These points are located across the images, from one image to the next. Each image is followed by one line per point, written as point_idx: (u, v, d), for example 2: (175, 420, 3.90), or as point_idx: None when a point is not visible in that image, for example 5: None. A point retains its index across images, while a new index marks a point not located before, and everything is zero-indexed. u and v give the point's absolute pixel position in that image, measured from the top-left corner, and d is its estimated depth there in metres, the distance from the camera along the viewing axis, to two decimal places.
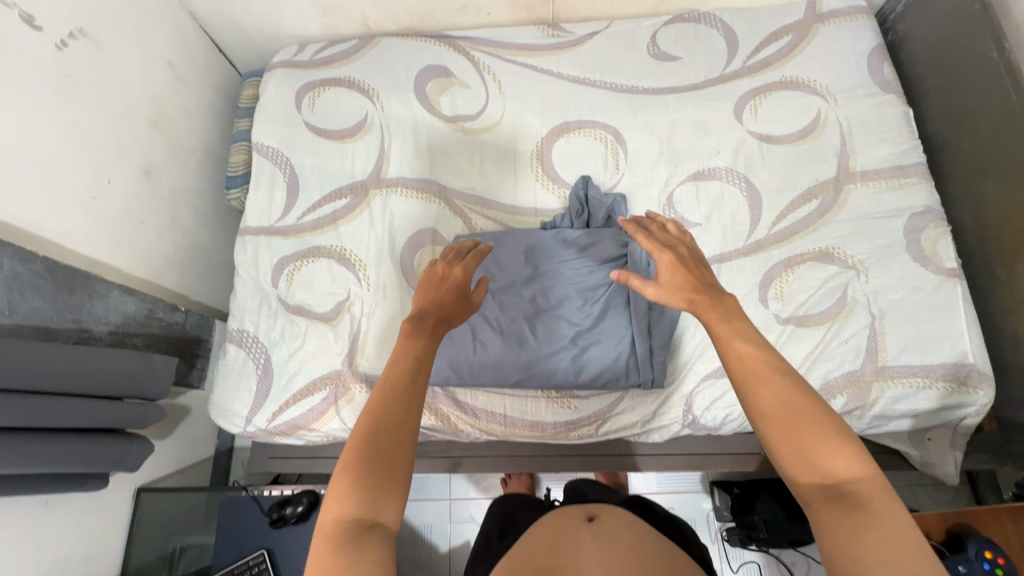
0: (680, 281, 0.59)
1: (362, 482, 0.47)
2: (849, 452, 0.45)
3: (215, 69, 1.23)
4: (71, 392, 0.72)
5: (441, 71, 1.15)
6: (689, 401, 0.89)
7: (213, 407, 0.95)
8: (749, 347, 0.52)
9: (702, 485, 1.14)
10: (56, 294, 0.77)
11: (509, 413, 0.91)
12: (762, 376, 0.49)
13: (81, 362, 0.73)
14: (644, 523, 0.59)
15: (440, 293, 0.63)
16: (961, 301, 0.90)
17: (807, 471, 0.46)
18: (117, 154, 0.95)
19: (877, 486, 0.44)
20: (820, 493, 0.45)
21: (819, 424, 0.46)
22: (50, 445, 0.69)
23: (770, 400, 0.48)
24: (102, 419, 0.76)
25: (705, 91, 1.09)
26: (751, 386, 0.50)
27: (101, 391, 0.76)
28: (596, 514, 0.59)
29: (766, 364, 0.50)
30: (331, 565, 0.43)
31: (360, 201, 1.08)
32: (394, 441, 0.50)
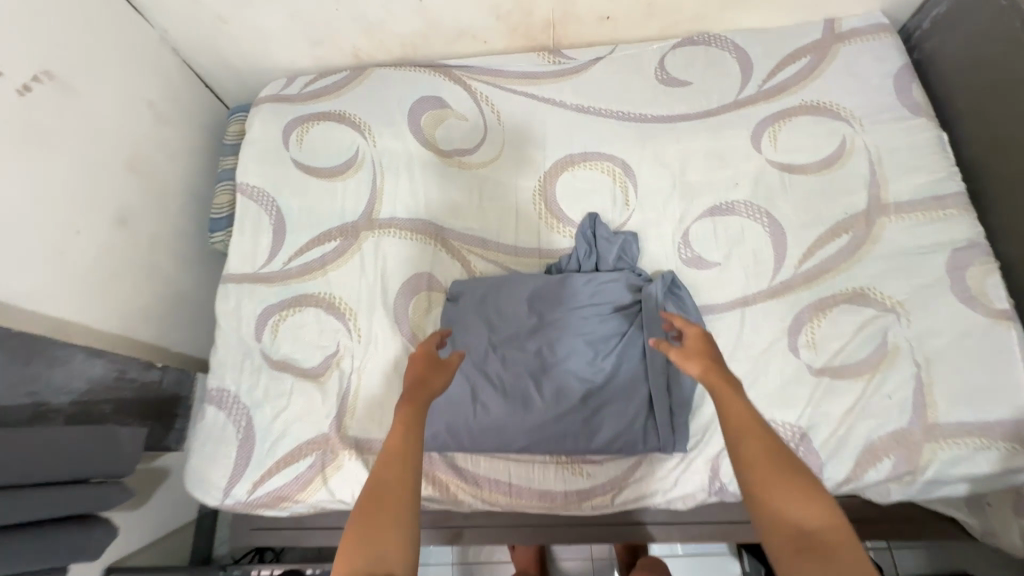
0: (699, 347, 0.65)
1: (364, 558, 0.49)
2: (823, 508, 0.49)
3: (200, 106, 1.17)
4: (24, 483, 0.65)
5: (436, 102, 1.09)
6: (716, 465, 0.79)
7: (189, 477, 0.87)
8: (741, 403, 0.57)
9: (728, 547, 1.04)
10: (9, 365, 0.70)
11: (515, 481, 0.82)
12: (749, 432, 0.55)
13: (32, 442, 0.66)
14: None
15: (429, 370, 0.67)
16: (1018, 347, 0.80)
17: (782, 524, 0.49)
18: (89, 203, 0.88)
19: (846, 537, 0.48)
20: (793, 546, 0.48)
21: (797, 482, 0.51)
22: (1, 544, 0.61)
23: (756, 455, 0.53)
24: (62, 505, 0.68)
25: (719, 118, 1.01)
26: (739, 441, 0.55)
27: (57, 475, 0.69)
28: None
29: (753, 422, 0.56)
30: None
31: (350, 244, 1.00)
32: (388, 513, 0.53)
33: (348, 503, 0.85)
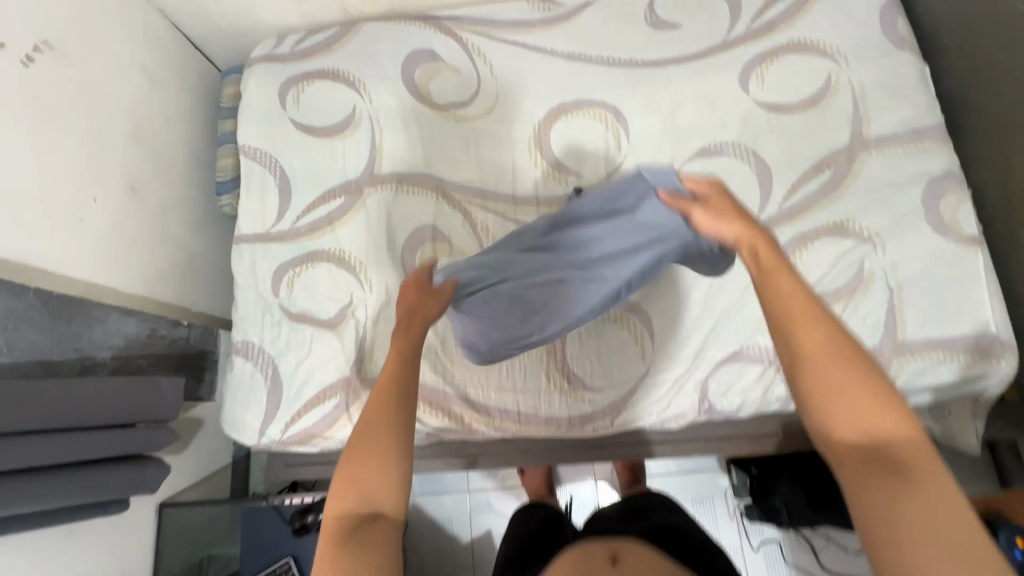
0: (727, 209, 0.58)
1: (354, 487, 0.52)
2: (896, 414, 0.44)
3: (194, 68, 1.17)
4: (71, 428, 0.70)
5: (429, 55, 1.09)
6: (705, 388, 0.88)
7: (227, 421, 0.96)
8: (786, 285, 0.50)
9: (720, 463, 1.15)
10: (54, 326, 0.77)
11: (522, 410, 0.90)
12: (808, 318, 0.48)
13: (88, 390, 0.72)
14: (665, 559, 0.62)
15: (420, 299, 0.69)
16: (984, 269, 0.86)
17: (846, 432, 0.44)
18: (99, 170, 0.91)
19: (920, 450, 0.42)
20: (860, 455, 0.43)
21: (868, 385, 0.44)
22: (63, 479, 0.69)
23: (812, 342, 0.47)
24: (115, 447, 0.75)
25: (708, 61, 1.03)
26: (794, 337, 0.48)
27: (106, 420, 0.74)
28: (620, 551, 0.62)
29: (811, 309, 0.48)
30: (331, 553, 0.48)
31: (355, 200, 1.04)
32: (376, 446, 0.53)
33: None
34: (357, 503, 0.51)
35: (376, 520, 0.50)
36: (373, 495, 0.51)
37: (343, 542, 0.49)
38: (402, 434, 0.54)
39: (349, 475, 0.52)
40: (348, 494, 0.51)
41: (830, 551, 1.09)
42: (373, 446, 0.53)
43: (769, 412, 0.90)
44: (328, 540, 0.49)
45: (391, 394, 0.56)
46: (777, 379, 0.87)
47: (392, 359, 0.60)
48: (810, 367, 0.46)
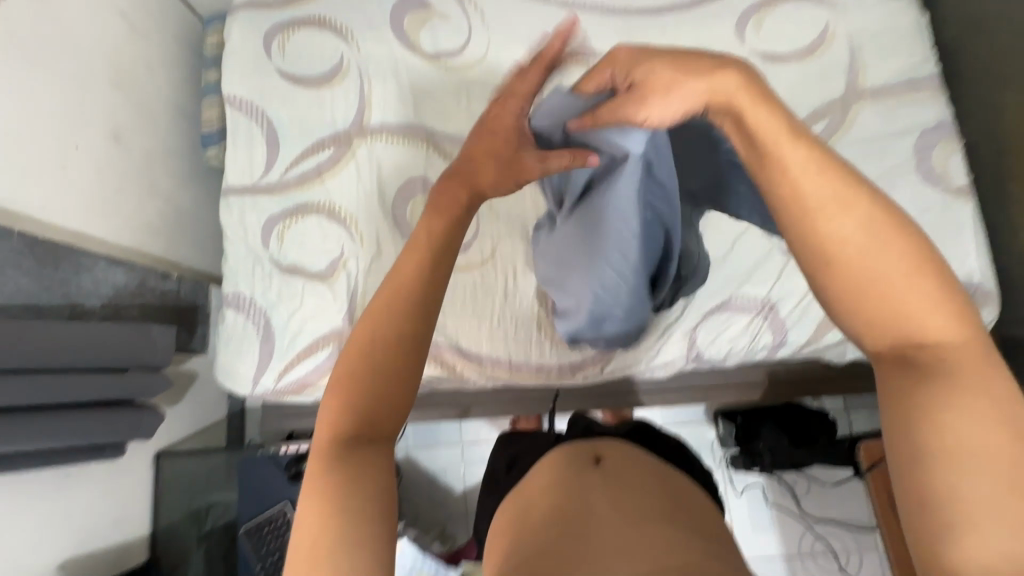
0: (671, 77, 0.44)
1: (357, 408, 0.43)
2: (944, 309, 0.39)
3: (174, 15, 1.12)
4: (63, 368, 0.71)
5: (418, 2, 1.06)
6: (693, 336, 0.90)
7: (221, 372, 0.97)
8: (795, 157, 0.40)
9: (706, 415, 1.17)
10: (40, 271, 0.79)
11: (514, 359, 0.91)
12: (843, 204, 0.40)
13: (78, 336, 0.72)
14: (644, 457, 0.67)
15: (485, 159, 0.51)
16: (971, 220, 0.87)
17: (890, 332, 0.39)
18: (80, 116, 0.88)
19: (969, 344, 0.38)
20: (899, 352, 0.39)
21: (916, 273, 0.39)
22: (61, 422, 0.70)
23: (851, 229, 0.39)
24: (109, 392, 0.76)
25: (704, 9, 1.01)
26: (829, 226, 0.40)
27: (98, 362, 0.75)
28: (601, 451, 0.67)
29: (846, 188, 0.40)
30: (324, 484, 0.40)
31: (344, 152, 1.03)
32: (382, 364, 0.44)
33: None
34: (352, 429, 0.43)
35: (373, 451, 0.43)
36: (370, 420, 0.44)
37: (335, 476, 0.41)
38: (409, 357, 0.45)
39: (345, 396, 0.44)
40: (345, 419, 0.43)
41: (809, 496, 1.14)
42: (379, 363, 0.44)
43: (755, 361, 0.92)
44: (318, 471, 0.41)
45: (403, 302, 0.45)
46: (764, 327, 0.89)
47: (407, 249, 0.48)
48: (846, 260, 0.39)
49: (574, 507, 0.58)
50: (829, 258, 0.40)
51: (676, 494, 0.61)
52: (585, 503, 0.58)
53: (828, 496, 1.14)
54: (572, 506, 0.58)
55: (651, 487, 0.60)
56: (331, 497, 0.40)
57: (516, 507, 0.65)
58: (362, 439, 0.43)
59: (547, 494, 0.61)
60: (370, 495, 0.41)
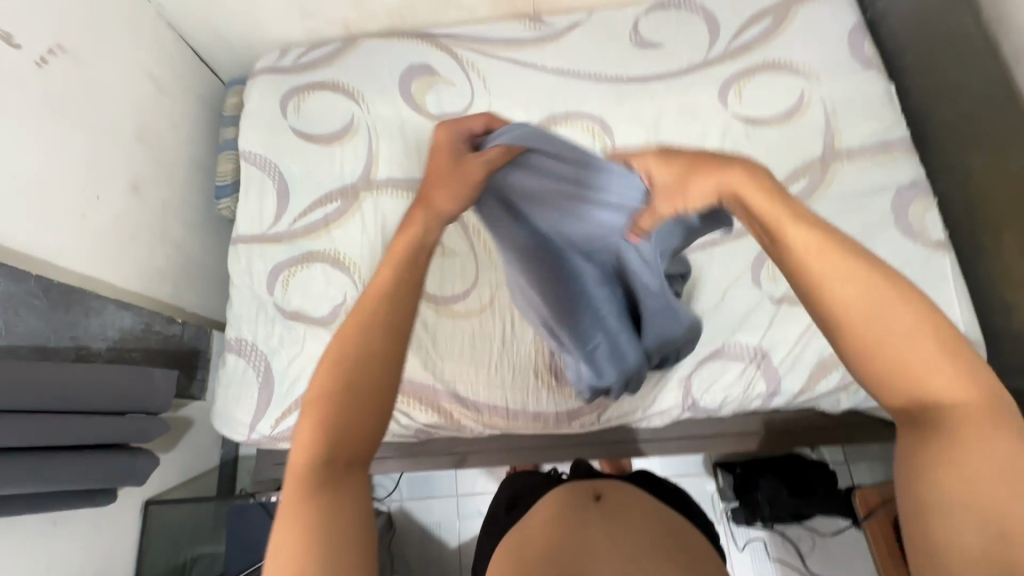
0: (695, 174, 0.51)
1: (335, 435, 0.45)
2: (955, 372, 0.39)
3: (199, 79, 1.21)
4: (60, 410, 0.71)
5: (425, 69, 1.15)
6: (688, 384, 0.91)
7: (218, 418, 0.97)
8: (798, 235, 0.44)
9: (704, 467, 1.16)
10: (51, 313, 0.81)
11: (511, 406, 0.92)
12: (844, 276, 0.42)
13: (83, 377, 0.73)
14: (643, 495, 0.71)
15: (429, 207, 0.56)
16: (951, 271, 0.91)
17: (904, 398, 0.40)
18: (104, 168, 0.93)
19: (986, 410, 0.38)
20: (911, 418, 0.40)
21: (921, 341, 0.40)
22: (56, 465, 0.70)
23: (852, 300, 0.42)
24: (107, 436, 0.76)
25: (689, 78, 1.09)
26: (828, 289, 0.42)
27: (97, 405, 0.75)
28: (600, 489, 0.71)
29: (841, 260, 0.43)
30: (306, 508, 0.42)
31: (351, 204, 1.08)
32: (361, 392, 0.46)
33: None
34: (335, 447, 0.44)
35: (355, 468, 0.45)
36: (349, 441, 0.45)
37: (315, 494, 0.42)
38: (385, 378, 0.48)
39: (326, 414, 0.45)
40: (329, 439, 0.44)
41: (814, 553, 1.10)
42: (355, 392, 0.46)
43: (750, 409, 0.93)
44: (300, 486, 0.42)
45: (386, 320, 0.49)
46: (757, 375, 0.90)
47: (379, 282, 0.50)
48: (848, 321, 0.41)
49: (576, 541, 0.61)
50: (829, 318, 0.43)
51: (673, 529, 0.64)
52: (587, 538, 0.61)
53: (833, 552, 1.10)
54: (574, 539, 0.61)
55: (649, 522, 0.64)
56: (318, 513, 0.41)
57: (516, 539, 0.67)
58: (346, 459, 0.45)
59: (550, 528, 0.64)
60: (349, 519, 0.42)
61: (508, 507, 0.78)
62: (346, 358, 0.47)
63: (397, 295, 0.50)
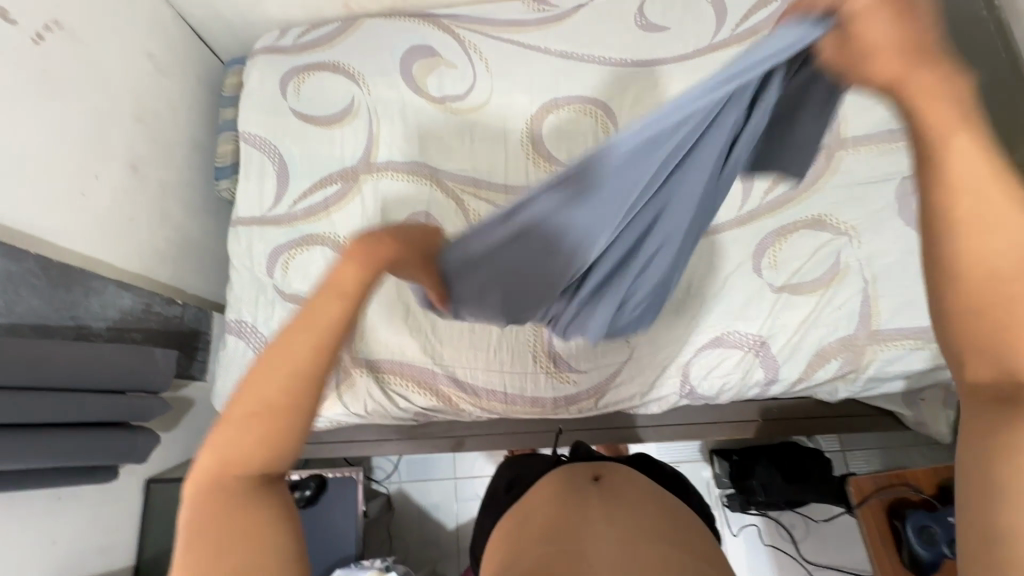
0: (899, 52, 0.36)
1: (263, 446, 0.40)
2: None
3: (198, 59, 1.20)
4: (62, 386, 0.72)
5: (427, 51, 1.13)
6: (686, 371, 0.91)
7: (219, 398, 0.98)
8: (964, 152, 0.34)
9: (701, 454, 1.17)
10: (52, 293, 0.81)
11: (510, 391, 0.93)
12: (993, 212, 0.33)
13: (85, 356, 0.74)
14: (643, 479, 0.72)
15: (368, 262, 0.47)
16: None
17: (994, 368, 0.34)
18: (102, 149, 0.93)
19: None
20: (993, 396, 0.33)
21: None
22: (61, 441, 0.71)
23: (995, 244, 0.33)
24: (108, 413, 0.77)
25: (694, 62, 1.07)
26: (970, 232, 0.33)
27: (99, 382, 0.76)
28: (600, 471, 0.73)
29: (1001, 191, 0.33)
30: (224, 521, 0.38)
31: (351, 187, 1.07)
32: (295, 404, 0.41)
33: (361, 416, 0.95)
34: (259, 464, 0.40)
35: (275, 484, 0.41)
36: (270, 456, 0.40)
37: (230, 504, 0.39)
38: (326, 388, 0.42)
39: (251, 429, 0.40)
40: (252, 454, 0.40)
41: (807, 539, 1.12)
42: (289, 409, 0.40)
43: (747, 397, 0.93)
44: (213, 495, 0.39)
45: (323, 346, 0.42)
46: (755, 363, 0.90)
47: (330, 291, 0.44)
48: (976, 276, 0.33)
49: (576, 519, 0.62)
50: (947, 266, 0.34)
51: (672, 510, 0.66)
52: (587, 516, 0.62)
53: (826, 538, 1.11)
54: (573, 518, 0.62)
55: (648, 505, 0.65)
56: (231, 527, 0.38)
57: (517, 515, 0.69)
58: (272, 471, 0.41)
59: (551, 508, 0.66)
60: (271, 532, 0.39)
61: (507, 487, 0.78)
62: (279, 376, 0.40)
63: (337, 321, 0.42)
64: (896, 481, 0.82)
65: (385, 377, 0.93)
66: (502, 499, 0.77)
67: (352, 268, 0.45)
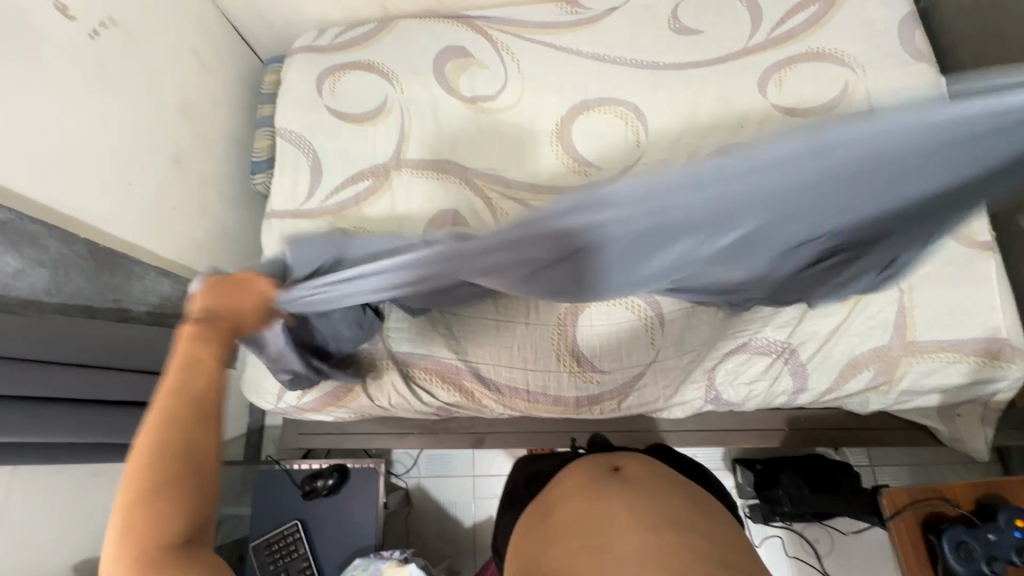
0: None
1: (177, 512, 0.48)
2: None
3: (238, 56, 1.24)
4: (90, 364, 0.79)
5: (459, 51, 1.14)
6: (712, 375, 0.91)
7: (246, 384, 0.99)
8: None
9: (723, 462, 1.15)
10: (98, 276, 0.85)
11: (533, 389, 0.93)
12: None
13: (93, 337, 0.79)
14: (661, 465, 0.72)
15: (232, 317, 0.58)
16: (996, 275, 0.86)
17: None
18: (149, 139, 0.96)
19: None
20: None
21: None
22: (79, 418, 0.76)
23: None
24: (118, 392, 0.82)
25: (729, 65, 1.05)
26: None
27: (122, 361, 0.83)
28: (618, 461, 0.72)
29: None
30: None
31: (382, 183, 1.07)
32: (185, 467, 0.50)
33: (387, 409, 0.97)
34: (180, 528, 0.48)
35: (199, 546, 0.49)
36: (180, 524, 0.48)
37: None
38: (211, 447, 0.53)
39: (155, 510, 0.48)
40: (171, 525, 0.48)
41: (832, 554, 1.09)
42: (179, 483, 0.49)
43: (774, 406, 0.92)
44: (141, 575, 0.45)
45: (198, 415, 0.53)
46: (784, 371, 0.89)
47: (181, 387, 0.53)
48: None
49: (597, 510, 0.62)
50: None
51: (699, 500, 0.65)
52: (608, 506, 0.62)
53: (852, 555, 1.08)
54: (594, 510, 0.62)
55: (671, 496, 0.64)
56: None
57: (538, 508, 0.69)
58: (188, 538, 0.49)
59: (569, 501, 0.65)
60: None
61: (526, 484, 0.78)
62: (147, 473, 0.49)
63: (196, 412, 0.53)
64: (933, 495, 0.79)
65: (411, 371, 0.95)
66: (522, 495, 0.76)
67: (214, 344, 0.55)
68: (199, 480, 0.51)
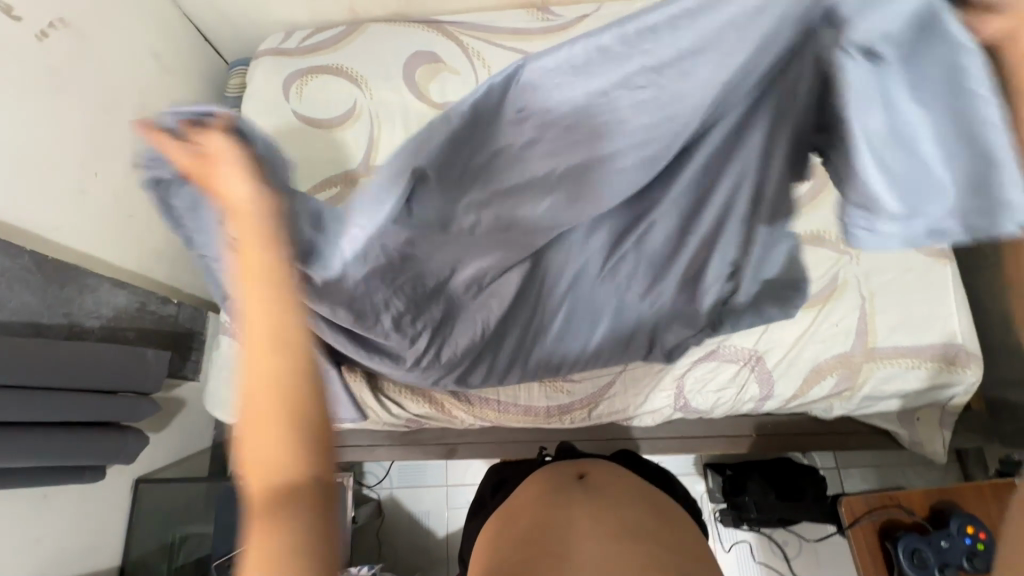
0: None
1: (280, 451, 0.36)
2: None
3: (202, 59, 1.20)
4: (57, 387, 0.75)
5: (430, 56, 1.12)
6: (681, 383, 0.90)
7: (209, 399, 0.97)
8: None
9: (695, 467, 1.17)
10: (46, 289, 0.81)
11: (503, 399, 0.92)
12: None
13: (56, 356, 0.75)
14: (627, 473, 0.71)
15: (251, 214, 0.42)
16: (952, 281, 0.90)
17: None
18: (103, 145, 0.92)
19: None
20: None
21: None
22: (27, 441, 0.71)
23: None
24: (78, 413, 0.78)
25: None
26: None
27: (93, 382, 0.80)
28: (584, 468, 0.71)
29: None
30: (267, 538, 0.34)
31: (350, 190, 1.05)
32: (289, 397, 0.37)
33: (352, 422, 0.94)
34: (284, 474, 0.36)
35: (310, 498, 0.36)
36: (281, 461, 0.36)
37: (275, 531, 0.34)
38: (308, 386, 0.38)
39: (256, 436, 0.36)
40: (271, 460, 0.36)
41: (800, 556, 1.11)
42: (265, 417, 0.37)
43: (741, 413, 0.93)
44: (257, 514, 0.35)
45: (284, 329, 0.38)
46: (751, 379, 0.89)
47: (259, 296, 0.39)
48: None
49: (558, 522, 0.61)
50: None
51: (661, 509, 0.65)
52: (569, 517, 0.61)
53: (819, 556, 1.10)
54: (555, 522, 0.61)
55: (632, 505, 0.64)
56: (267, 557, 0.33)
57: (501, 515, 0.68)
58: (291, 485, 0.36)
59: (532, 511, 0.64)
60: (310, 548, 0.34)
61: (494, 492, 0.77)
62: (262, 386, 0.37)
63: (282, 316, 0.38)
64: (889, 502, 0.82)
65: (379, 382, 0.93)
66: (488, 504, 0.76)
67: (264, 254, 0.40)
68: (296, 417, 0.37)
